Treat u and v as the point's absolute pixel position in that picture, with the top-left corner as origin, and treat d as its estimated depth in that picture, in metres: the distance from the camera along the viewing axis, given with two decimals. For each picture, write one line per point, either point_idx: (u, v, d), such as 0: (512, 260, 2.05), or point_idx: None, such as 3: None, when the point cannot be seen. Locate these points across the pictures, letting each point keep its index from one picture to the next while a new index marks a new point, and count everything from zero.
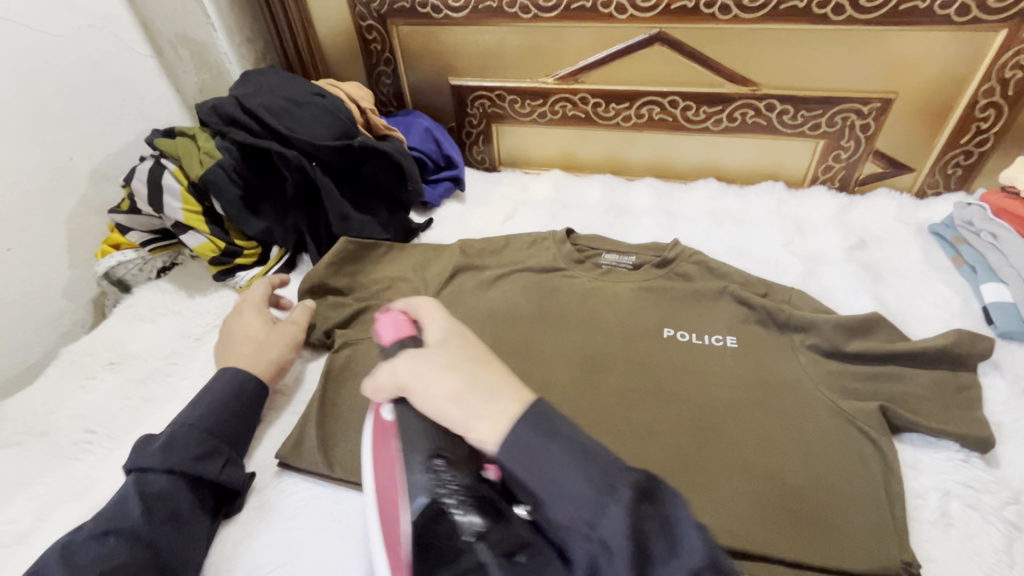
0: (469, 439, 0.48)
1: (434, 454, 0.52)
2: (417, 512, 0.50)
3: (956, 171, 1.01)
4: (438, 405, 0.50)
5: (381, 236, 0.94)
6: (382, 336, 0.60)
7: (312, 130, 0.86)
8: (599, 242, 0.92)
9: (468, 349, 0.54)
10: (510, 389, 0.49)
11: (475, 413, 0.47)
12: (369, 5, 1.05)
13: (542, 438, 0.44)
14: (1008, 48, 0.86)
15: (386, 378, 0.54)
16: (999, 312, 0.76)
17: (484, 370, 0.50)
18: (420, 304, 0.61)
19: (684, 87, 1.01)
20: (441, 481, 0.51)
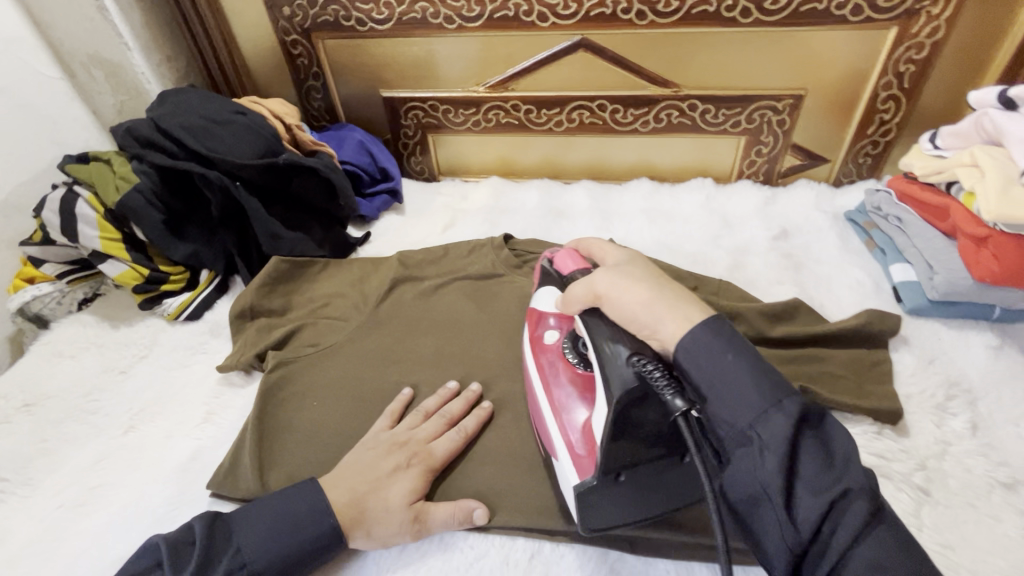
0: (655, 339, 0.49)
1: (632, 349, 0.48)
2: (618, 391, 0.47)
3: (867, 160, 1.07)
4: (627, 307, 0.50)
5: (315, 253, 0.93)
6: (559, 269, 0.62)
7: (233, 149, 0.84)
8: (537, 246, 0.94)
9: (650, 269, 0.54)
10: (696, 302, 0.49)
11: (668, 313, 0.48)
12: (292, 20, 1.04)
13: (718, 344, 0.46)
14: (900, 44, 0.92)
15: (581, 288, 0.54)
16: (906, 290, 0.81)
17: (672, 284, 0.51)
18: (595, 241, 0.63)
19: (611, 91, 1.04)
20: (642, 363, 0.47)
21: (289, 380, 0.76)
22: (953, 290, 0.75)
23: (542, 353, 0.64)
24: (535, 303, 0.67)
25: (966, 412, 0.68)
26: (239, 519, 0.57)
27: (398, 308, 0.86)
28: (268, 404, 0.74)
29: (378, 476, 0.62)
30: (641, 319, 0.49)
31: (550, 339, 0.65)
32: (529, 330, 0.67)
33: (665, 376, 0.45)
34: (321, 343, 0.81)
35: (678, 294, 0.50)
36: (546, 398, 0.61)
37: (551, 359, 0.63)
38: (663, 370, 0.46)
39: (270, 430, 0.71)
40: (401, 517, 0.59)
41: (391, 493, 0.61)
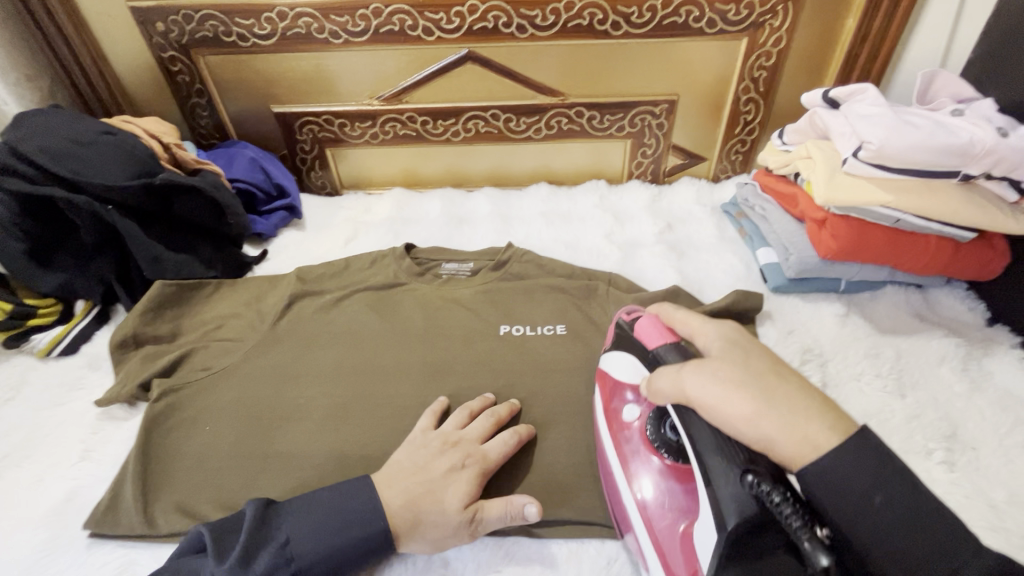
0: (764, 459, 0.48)
1: (744, 470, 0.46)
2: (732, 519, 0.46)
3: (738, 157, 1.18)
4: (727, 419, 0.49)
5: (205, 274, 0.89)
6: (646, 340, 0.61)
7: (103, 171, 0.80)
8: (438, 253, 0.96)
9: (753, 365, 0.51)
10: (819, 416, 0.48)
11: (784, 433, 0.47)
12: (168, 36, 1.00)
13: (869, 489, 0.44)
14: (751, 52, 1.03)
15: (667, 386, 0.53)
16: (769, 271, 0.90)
17: (781, 387, 0.50)
18: (681, 312, 0.60)
19: (502, 101, 1.09)
20: (754, 486, 0.45)
21: (178, 408, 0.73)
22: (805, 268, 0.85)
23: (619, 429, 0.63)
24: (608, 368, 0.67)
25: (818, 374, 0.76)
26: (289, 512, 0.59)
27: (298, 323, 0.84)
28: (155, 433, 0.70)
29: (428, 479, 0.62)
30: (745, 429, 0.48)
31: (628, 415, 0.63)
32: (603, 399, 0.67)
33: (799, 516, 0.42)
34: (214, 366, 0.78)
35: (778, 409, 0.48)
36: (621, 477, 0.60)
37: (632, 439, 0.61)
38: (787, 497, 0.43)
39: (159, 460, 0.69)
40: (457, 519, 0.60)
41: (444, 497, 0.61)
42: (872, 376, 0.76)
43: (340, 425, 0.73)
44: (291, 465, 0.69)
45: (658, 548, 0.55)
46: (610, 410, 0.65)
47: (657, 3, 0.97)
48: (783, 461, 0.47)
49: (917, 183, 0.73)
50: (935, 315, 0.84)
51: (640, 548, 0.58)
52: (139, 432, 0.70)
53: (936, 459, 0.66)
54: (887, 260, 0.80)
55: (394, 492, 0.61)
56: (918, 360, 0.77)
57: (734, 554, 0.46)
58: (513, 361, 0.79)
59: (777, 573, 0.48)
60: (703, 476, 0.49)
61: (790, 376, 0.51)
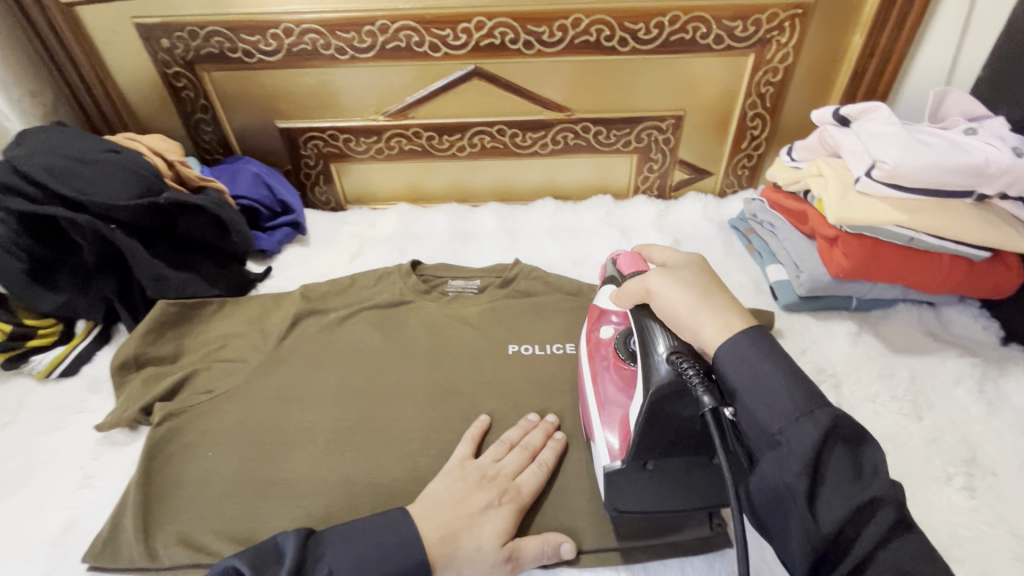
0: (690, 339, 0.53)
1: (672, 351, 0.52)
2: (659, 380, 0.52)
3: (744, 171, 1.18)
4: (673, 307, 0.54)
5: (208, 293, 0.88)
6: (619, 272, 0.66)
7: (106, 190, 0.79)
8: (444, 270, 0.94)
9: (700, 272, 0.57)
10: (738, 313, 0.52)
11: (705, 318, 0.52)
12: (172, 52, 1.00)
13: (779, 389, 0.47)
14: (758, 68, 1.03)
15: (634, 285, 0.58)
16: (780, 289, 0.89)
17: (718, 293, 0.54)
18: (658, 247, 0.66)
19: (508, 117, 1.08)
20: (680, 366, 0.50)
21: (180, 432, 0.72)
22: (816, 287, 0.84)
23: (593, 343, 0.69)
24: (597, 299, 0.71)
25: (832, 396, 0.75)
26: (330, 542, 0.57)
27: (302, 343, 0.83)
28: (156, 461, 0.69)
29: (467, 514, 0.61)
30: (680, 314, 0.53)
31: (604, 333, 0.69)
32: (588, 327, 0.71)
33: (721, 427, 0.47)
34: (217, 389, 0.76)
35: (717, 305, 0.53)
36: (588, 382, 0.66)
37: (605, 355, 0.66)
38: (730, 422, 0.48)
39: (160, 488, 0.67)
40: (492, 558, 0.59)
41: (480, 535, 0.60)
42: (888, 398, 0.74)
43: (345, 451, 0.71)
44: (294, 492, 0.67)
45: (603, 433, 0.61)
46: (591, 326, 0.71)
47: (665, 19, 0.96)
48: (707, 347, 0.51)
49: (930, 202, 0.72)
50: (948, 334, 0.83)
51: (596, 450, 0.62)
52: (141, 465, 0.68)
53: (956, 485, 0.65)
54: (900, 279, 0.79)
55: (434, 526, 0.59)
56: (934, 381, 0.76)
57: (659, 415, 0.53)
58: (522, 382, 0.78)
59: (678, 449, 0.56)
60: (645, 372, 0.54)
61: (733, 288, 0.55)
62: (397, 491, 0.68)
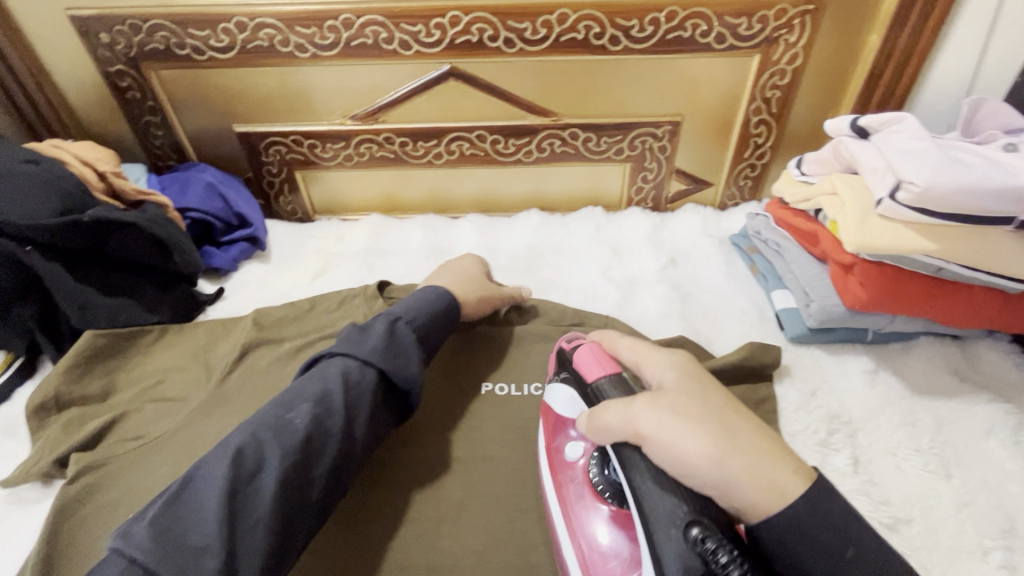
0: (720, 507, 0.42)
1: (689, 522, 0.39)
2: (680, 569, 0.38)
3: (747, 182, 1.08)
4: (681, 456, 0.41)
5: (146, 320, 0.78)
6: (582, 370, 0.53)
7: (24, 208, 0.69)
8: None
9: (706, 396, 0.45)
10: (778, 455, 0.42)
11: (739, 476, 0.40)
12: (114, 48, 0.90)
13: (789, 516, 0.40)
14: (764, 70, 0.93)
15: (618, 419, 0.46)
16: (788, 318, 0.80)
17: (741, 424, 0.43)
18: (626, 339, 0.54)
19: (489, 121, 0.98)
20: (699, 541, 0.37)
21: (97, 489, 0.62)
22: (828, 318, 0.75)
23: (560, 466, 0.57)
24: (551, 403, 0.58)
25: (848, 448, 0.66)
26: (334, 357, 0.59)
27: (249, 379, 0.74)
28: (66, 524, 0.59)
29: (462, 277, 0.79)
30: (704, 467, 0.41)
31: (571, 454, 0.56)
32: (546, 437, 0.59)
33: (746, 570, 0.35)
34: (146, 436, 0.67)
35: (746, 455, 0.41)
36: (564, 527, 0.53)
37: (575, 482, 0.55)
38: (720, 523, 0.40)
39: (66, 555, 0.57)
40: (485, 290, 0.78)
41: (460, 271, 0.80)
42: (911, 452, 0.65)
43: None
44: None
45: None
46: (552, 436, 0.59)
47: (661, 15, 0.87)
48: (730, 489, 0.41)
49: (963, 229, 0.62)
50: (976, 373, 0.74)
51: None
52: (49, 525, 0.58)
53: (994, 563, 0.56)
54: (925, 314, 0.70)
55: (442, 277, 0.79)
56: (962, 431, 0.67)
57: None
58: (495, 425, 0.67)
59: None
60: (646, 533, 0.42)
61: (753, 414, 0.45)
62: (344, 567, 0.55)
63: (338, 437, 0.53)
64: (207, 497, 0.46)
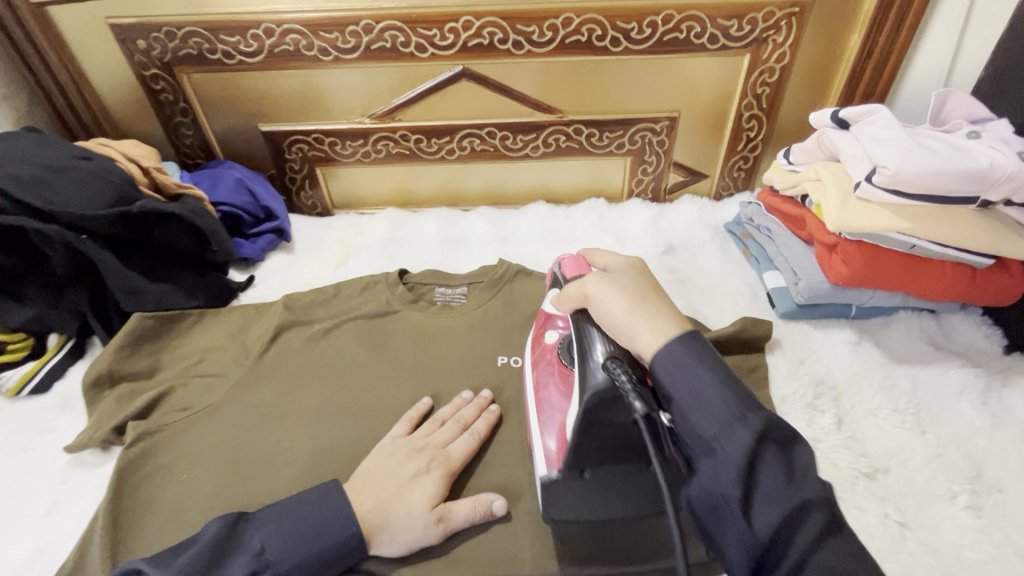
0: (630, 347, 0.53)
1: (610, 356, 0.53)
2: (592, 390, 0.53)
3: (741, 173, 1.15)
4: (607, 310, 0.54)
5: (187, 304, 0.85)
6: (565, 273, 0.66)
7: (80, 199, 0.76)
8: (430, 277, 0.91)
9: (644, 278, 0.57)
10: (674, 316, 0.52)
11: (640, 321, 0.52)
12: (150, 53, 0.96)
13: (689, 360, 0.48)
14: (754, 68, 1.00)
15: (571, 288, 0.59)
16: (778, 296, 0.87)
17: (657, 298, 0.54)
18: (600, 250, 0.65)
19: (498, 119, 1.05)
20: (615, 371, 0.51)
21: (153, 454, 0.68)
22: (815, 294, 0.81)
23: (540, 352, 0.68)
24: (545, 304, 0.69)
25: (833, 409, 0.73)
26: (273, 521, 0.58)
27: (285, 355, 0.80)
28: (128, 484, 0.65)
29: (395, 483, 0.62)
30: (623, 330, 0.53)
31: (550, 338, 0.67)
32: (536, 330, 0.70)
33: (637, 390, 0.49)
34: (194, 407, 0.73)
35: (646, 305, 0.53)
36: (535, 399, 0.66)
37: (547, 357, 0.67)
38: (633, 378, 0.51)
39: (131, 509, 0.64)
40: (424, 520, 0.59)
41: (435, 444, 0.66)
42: (889, 411, 0.72)
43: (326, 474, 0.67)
44: None
45: (542, 448, 0.62)
46: (539, 327, 0.70)
47: (658, 18, 0.94)
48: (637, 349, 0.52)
49: (933, 209, 0.69)
50: (950, 343, 0.81)
51: (535, 455, 0.63)
52: (109, 489, 0.64)
53: (961, 504, 0.63)
54: (901, 288, 0.77)
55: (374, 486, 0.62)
56: (936, 393, 0.74)
57: (597, 424, 0.55)
58: (513, 396, 0.75)
59: (613, 455, 0.57)
60: (582, 365, 0.56)
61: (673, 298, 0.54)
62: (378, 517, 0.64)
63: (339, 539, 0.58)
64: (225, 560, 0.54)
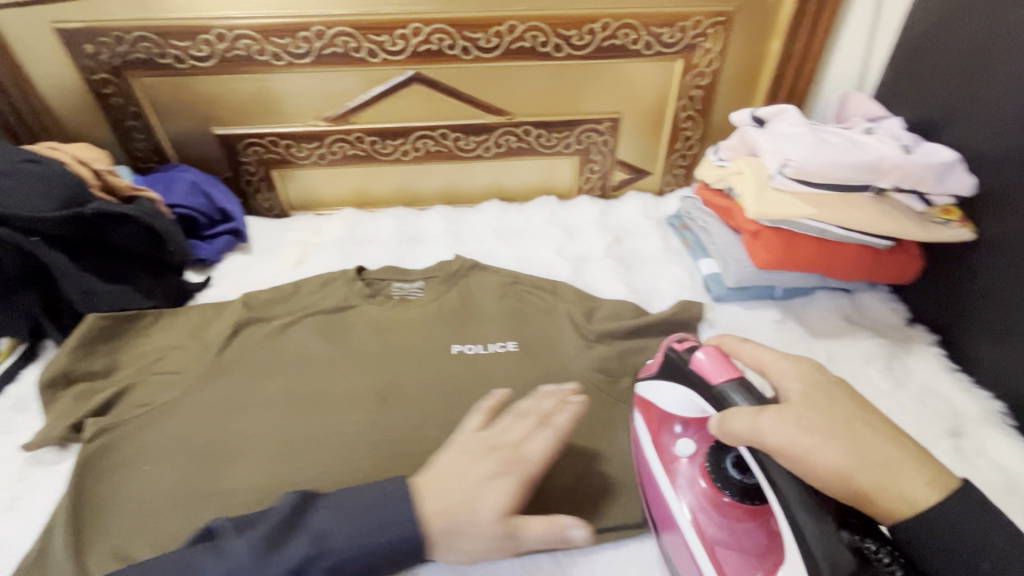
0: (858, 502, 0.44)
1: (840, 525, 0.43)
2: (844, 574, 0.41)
3: (680, 170, 1.24)
4: (818, 468, 0.44)
5: (143, 304, 0.86)
6: (707, 375, 0.54)
7: (30, 202, 0.76)
8: (387, 272, 0.94)
9: (841, 404, 0.47)
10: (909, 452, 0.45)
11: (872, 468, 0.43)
12: (98, 57, 0.97)
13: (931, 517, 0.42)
14: (686, 73, 1.08)
15: (744, 428, 0.47)
16: (712, 281, 0.94)
17: (858, 426, 0.46)
18: (740, 343, 0.57)
19: (450, 121, 1.10)
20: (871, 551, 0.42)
21: (112, 447, 0.70)
22: (742, 278, 0.89)
23: (672, 467, 0.61)
24: (659, 403, 0.63)
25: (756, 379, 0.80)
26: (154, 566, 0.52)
27: (244, 351, 0.82)
28: (88, 479, 0.67)
29: (467, 485, 0.57)
30: (842, 479, 0.43)
31: (681, 449, 0.62)
32: (651, 431, 0.63)
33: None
34: (153, 403, 0.74)
35: (860, 442, 0.45)
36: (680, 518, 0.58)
37: (683, 472, 0.60)
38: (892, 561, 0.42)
39: (91, 502, 0.65)
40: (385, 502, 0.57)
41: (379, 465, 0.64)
42: None
43: (286, 458, 0.70)
44: (236, 502, 0.66)
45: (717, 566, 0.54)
46: (657, 434, 0.63)
47: (596, 26, 1.00)
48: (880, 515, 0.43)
49: (835, 196, 0.78)
50: (862, 317, 0.91)
51: None
52: (69, 485, 0.65)
53: None
54: (815, 269, 0.86)
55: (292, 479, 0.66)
56: (847, 361, 0.83)
57: None
58: (468, 380, 0.79)
59: None
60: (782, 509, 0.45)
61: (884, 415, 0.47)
62: None
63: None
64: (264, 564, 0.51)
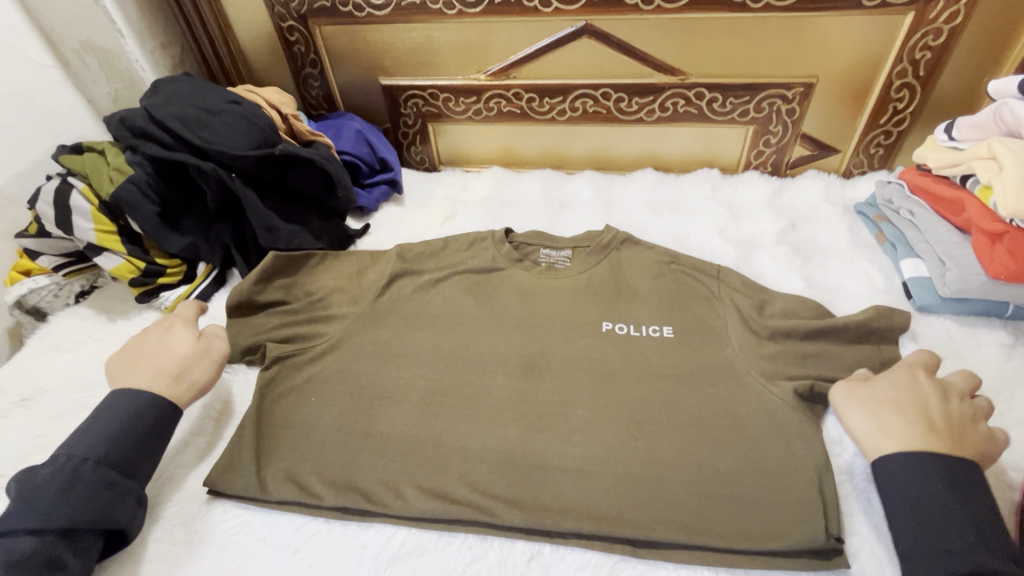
0: None
1: None
2: None
3: (879, 150, 1.04)
4: None
5: (313, 245, 0.91)
6: None
7: (231, 140, 0.84)
8: (536, 238, 0.87)
9: None
10: None
11: None
12: (288, 5, 1.02)
13: (939, 476, 0.55)
14: (916, 30, 0.88)
15: None
16: (916, 287, 0.79)
17: None
18: None
19: (616, 79, 1.02)
20: None
21: (283, 376, 0.75)
22: (966, 287, 0.73)
23: None
24: None
25: None
26: (48, 471, 0.58)
27: (398, 302, 0.82)
28: (266, 400, 0.73)
29: (153, 350, 0.71)
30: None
31: None
32: None
33: None
34: (319, 339, 0.78)
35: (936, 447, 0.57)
36: None
37: None
38: None
39: (270, 423, 0.71)
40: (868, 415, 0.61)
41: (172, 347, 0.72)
42: None
43: (437, 412, 0.70)
44: (391, 447, 0.68)
45: None
46: None
47: None
48: (863, 440, 0.60)
49: None
50: None
51: None
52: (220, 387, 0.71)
53: None
54: None
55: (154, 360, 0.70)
56: None
57: None
58: (620, 363, 0.73)
59: None
60: None
61: None
62: (510, 482, 0.64)
63: (67, 541, 0.55)
64: (29, 481, 0.57)
